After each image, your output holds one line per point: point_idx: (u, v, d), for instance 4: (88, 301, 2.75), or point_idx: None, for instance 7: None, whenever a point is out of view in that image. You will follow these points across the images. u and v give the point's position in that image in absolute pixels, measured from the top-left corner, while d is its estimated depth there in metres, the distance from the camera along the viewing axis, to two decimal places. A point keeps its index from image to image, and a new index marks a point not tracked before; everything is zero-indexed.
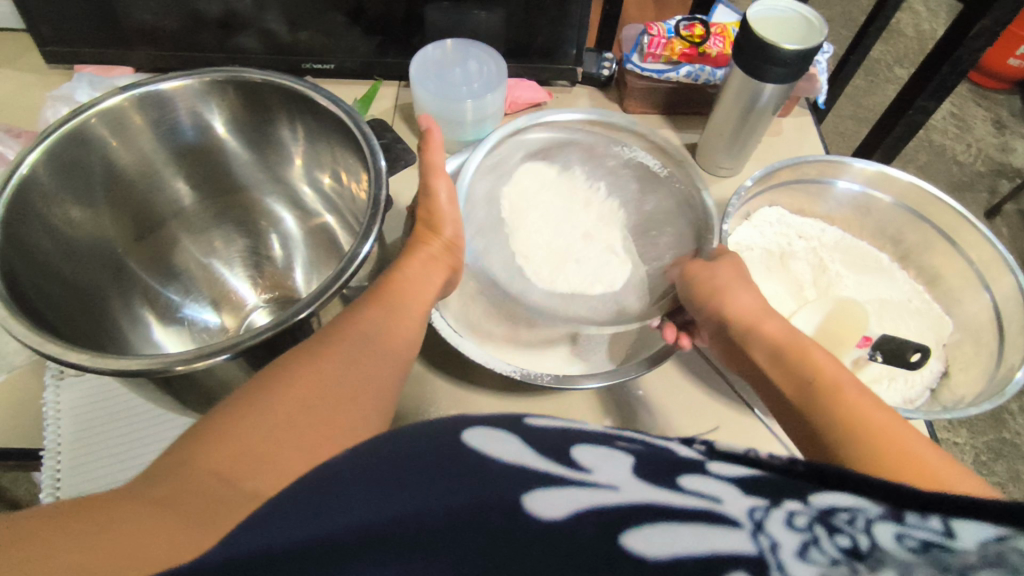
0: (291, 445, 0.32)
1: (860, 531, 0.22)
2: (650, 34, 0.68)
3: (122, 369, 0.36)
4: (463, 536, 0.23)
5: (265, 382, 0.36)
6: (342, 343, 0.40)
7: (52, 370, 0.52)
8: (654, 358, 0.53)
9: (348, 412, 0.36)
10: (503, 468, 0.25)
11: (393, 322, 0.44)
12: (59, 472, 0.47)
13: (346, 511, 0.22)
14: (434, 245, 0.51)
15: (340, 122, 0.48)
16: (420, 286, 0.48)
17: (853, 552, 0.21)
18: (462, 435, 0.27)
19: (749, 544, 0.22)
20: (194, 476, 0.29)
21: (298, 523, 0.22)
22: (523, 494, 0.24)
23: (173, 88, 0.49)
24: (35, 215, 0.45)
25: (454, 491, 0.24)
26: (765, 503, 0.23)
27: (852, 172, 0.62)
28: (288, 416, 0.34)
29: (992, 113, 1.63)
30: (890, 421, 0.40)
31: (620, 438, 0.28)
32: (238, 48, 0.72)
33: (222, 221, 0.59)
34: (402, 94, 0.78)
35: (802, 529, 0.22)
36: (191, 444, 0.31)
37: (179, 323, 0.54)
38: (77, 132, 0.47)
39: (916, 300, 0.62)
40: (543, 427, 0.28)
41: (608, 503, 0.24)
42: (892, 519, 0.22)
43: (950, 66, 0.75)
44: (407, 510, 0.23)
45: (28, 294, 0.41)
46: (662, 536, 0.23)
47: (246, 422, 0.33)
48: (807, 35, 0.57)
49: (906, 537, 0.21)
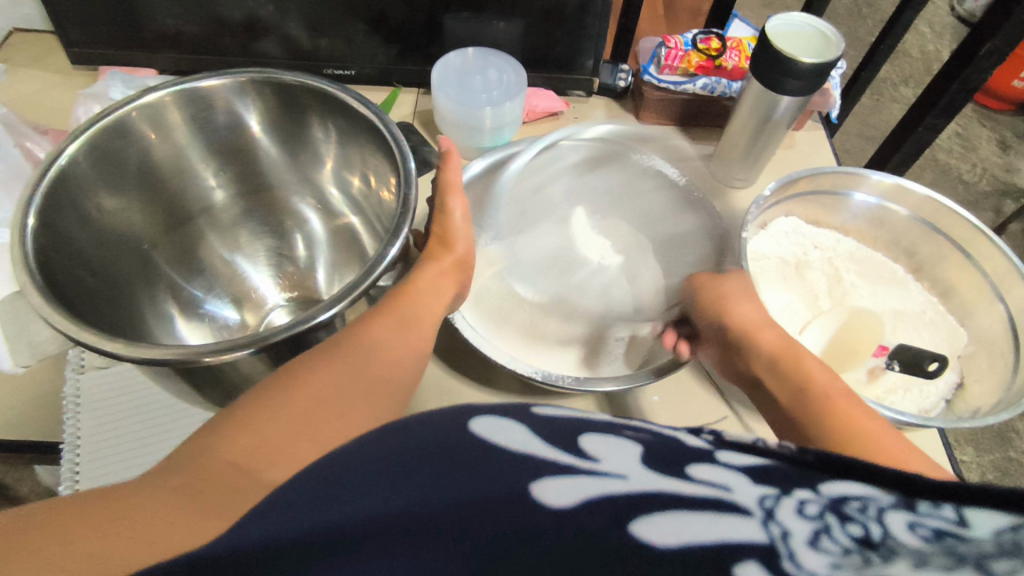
0: (308, 439, 0.32)
1: (872, 520, 0.20)
2: (668, 47, 0.69)
3: (152, 358, 0.36)
4: (473, 525, 0.22)
5: (274, 384, 0.36)
6: (351, 348, 0.40)
7: (72, 364, 0.52)
8: (659, 369, 0.53)
9: (362, 411, 0.36)
10: (510, 460, 0.24)
11: (407, 332, 0.44)
12: (78, 464, 0.47)
13: (358, 499, 0.22)
14: (449, 258, 0.52)
15: (371, 124, 0.49)
16: (434, 298, 0.49)
17: (866, 542, 0.20)
18: (470, 426, 0.25)
19: (760, 533, 0.21)
20: (215, 466, 0.29)
21: (315, 511, 0.22)
22: (530, 482, 0.23)
23: (210, 86, 0.50)
24: (72, 204, 0.46)
25: (460, 484, 0.23)
26: (774, 491, 0.22)
27: (869, 184, 0.63)
28: (304, 411, 0.34)
29: (997, 134, 1.65)
30: (879, 429, 0.41)
31: (628, 428, 0.26)
32: (261, 52, 0.73)
33: (250, 219, 0.60)
34: (420, 100, 0.79)
35: (812, 518, 0.21)
36: (213, 436, 0.32)
37: (201, 318, 0.55)
38: (118, 125, 0.48)
39: (931, 312, 0.62)
40: (551, 417, 0.27)
41: (615, 491, 0.23)
42: (904, 507, 0.20)
43: (960, 84, 0.76)
44: (418, 498, 0.22)
45: (63, 285, 0.42)
46: (673, 524, 0.22)
47: (263, 417, 0.32)
48: (824, 50, 0.58)
49: (920, 526, 0.19)
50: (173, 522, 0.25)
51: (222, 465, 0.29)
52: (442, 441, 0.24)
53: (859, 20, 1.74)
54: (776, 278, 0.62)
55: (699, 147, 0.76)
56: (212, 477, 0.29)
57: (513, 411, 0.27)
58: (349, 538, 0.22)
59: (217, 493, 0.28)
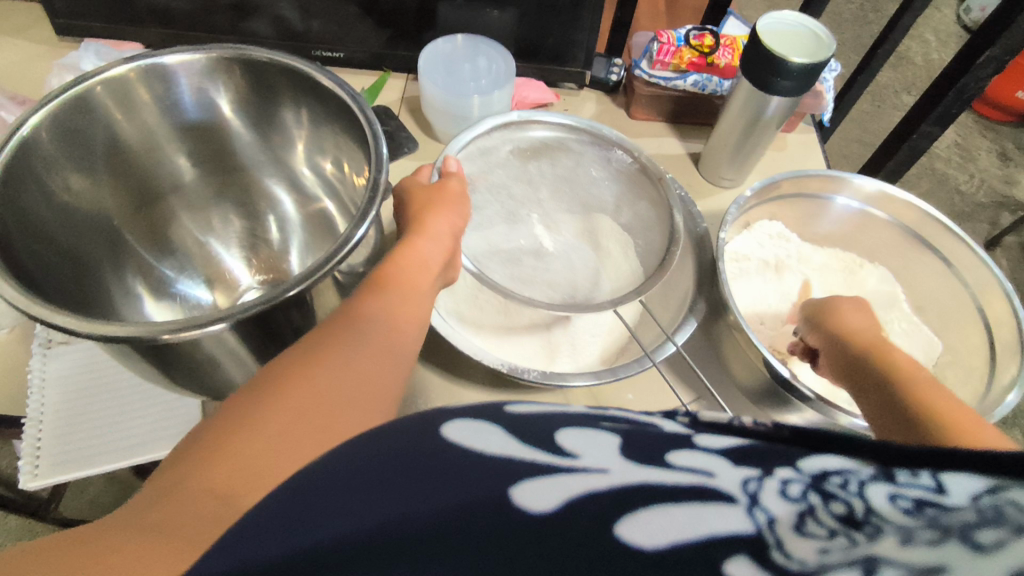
0: (291, 454, 0.29)
1: (853, 496, 0.19)
2: (659, 42, 0.68)
3: (106, 336, 0.36)
4: (456, 542, 0.21)
5: (256, 392, 0.33)
6: (337, 339, 0.38)
7: (40, 339, 0.51)
8: (597, 373, 0.52)
9: (347, 418, 0.33)
10: (487, 463, 0.23)
11: (400, 308, 0.43)
12: (40, 440, 0.47)
13: (325, 522, 0.20)
14: (430, 232, 0.50)
15: (344, 105, 0.48)
16: (421, 266, 0.47)
17: (850, 520, 0.19)
18: (441, 430, 0.24)
19: (746, 522, 0.20)
20: (184, 497, 0.26)
21: (275, 540, 0.20)
22: (511, 487, 0.22)
23: (179, 62, 0.49)
24: (35, 179, 0.45)
25: (442, 492, 0.22)
26: (756, 473, 0.21)
27: (852, 188, 0.63)
28: (284, 425, 0.31)
29: (997, 146, 1.64)
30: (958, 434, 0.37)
31: (605, 417, 0.25)
32: (251, 32, 0.72)
33: (222, 200, 0.59)
34: (410, 86, 0.78)
35: (796, 499, 0.20)
36: (183, 464, 0.29)
37: (171, 298, 0.56)
38: (81, 99, 0.47)
39: (908, 321, 0.61)
40: (525, 413, 0.26)
41: (598, 488, 0.22)
42: (884, 478, 0.19)
43: (955, 93, 0.76)
44: (392, 515, 0.21)
45: (21, 258, 0.41)
46: (656, 521, 0.21)
47: (244, 432, 0.30)
48: (815, 50, 0.58)
49: (901, 497, 0.18)
50: (133, 547, 0.23)
51: (198, 493, 0.26)
52: (414, 453, 0.23)
53: (863, 26, 1.73)
54: (743, 279, 0.61)
55: (687, 145, 0.75)
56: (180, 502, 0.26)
57: (482, 406, 0.26)
58: (321, 560, 0.20)
59: (197, 525, 0.25)
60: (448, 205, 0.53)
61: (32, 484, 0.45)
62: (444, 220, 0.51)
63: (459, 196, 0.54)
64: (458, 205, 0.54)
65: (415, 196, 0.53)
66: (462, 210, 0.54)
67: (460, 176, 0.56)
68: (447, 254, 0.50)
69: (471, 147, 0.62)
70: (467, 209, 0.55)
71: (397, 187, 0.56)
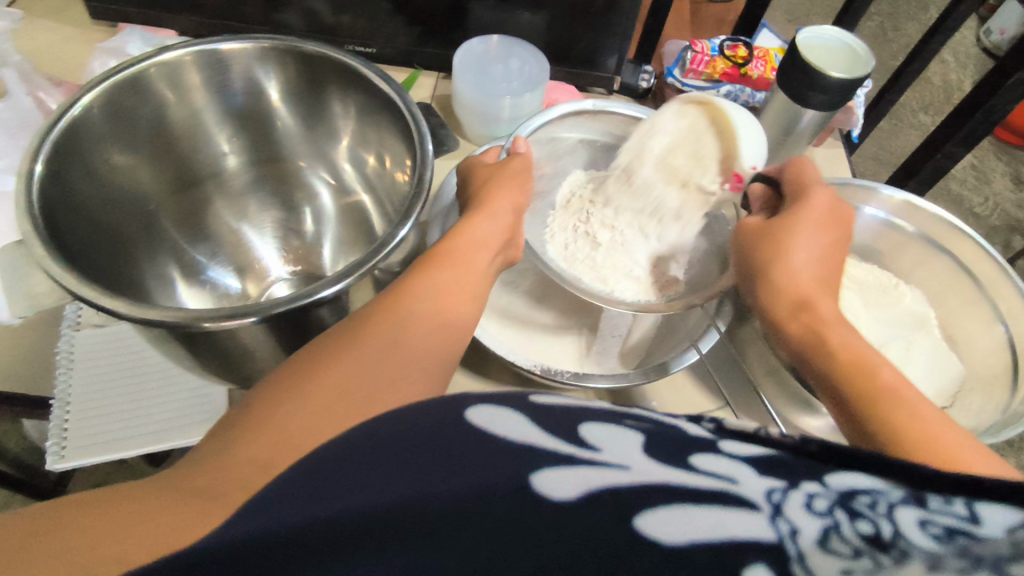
0: (345, 421, 0.29)
1: (882, 517, 0.18)
2: (694, 51, 0.68)
3: (151, 320, 0.36)
4: (472, 522, 0.21)
5: (281, 381, 0.32)
6: (392, 318, 0.37)
7: (69, 321, 0.52)
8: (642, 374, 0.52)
9: (394, 397, 0.32)
10: (505, 453, 0.21)
11: (450, 285, 0.41)
12: (67, 422, 0.47)
13: (346, 494, 0.20)
14: (490, 209, 0.49)
15: (390, 101, 0.48)
16: (482, 244, 0.46)
17: (876, 541, 0.18)
18: (468, 412, 0.22)
19: (768, 531, 0.20)
20: (226, 467, 0.26)
21: (303, 502, 0.20)
22: (532, 473, 0.21)
23: (231, 49, 0.49)
24: (81, 157, 0.45)
25: (456, 476, 0.21)
26: (781, 484, 0.20)
27: (879, 198, 0.64)
28: (325, 405, 0.30)
29: (1011, 169, 1.64)
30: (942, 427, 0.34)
31: (628, 415, 0.23)
32: (284, 23, 0.72)
33: (260, 189, 0.60)
34: (440, 85, 0.78)
35: (822, 514, 0.19)
36: (226, 434, 0.29)
37: (201, 285, 0.56)
38: (135, 80, 0.47)
39: (933, 341, 0.60)
40: (549, 404, 0.23)
41: (618, 484, 0.21)
42: (915, 503, 0.18)
43: (983, 114, 0.75)
44: (413, 492, 0.20)
45: (65, 238, 0.41)
46: (679, 519, 0.20)
47: (288, 408, 0.29)
48: (852, 66, 0.58)
49: (931, 524, 0.17)
50: (167, 510, 0.23)
51: (229, 464, 0.26)
52: (434, 437, 0.21)
53: (883, 44, 1.74)
54: None
55: None
56: (225, 469, 0.26)
57: (504, 393, 0.24)
58: (334, 530, 0.20)
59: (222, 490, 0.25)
60: (511, 179, 0.52)
61: (57, 465, 0.45)
62: (506, 197, 0.51)
63: (523, 172, 0.53)
64: (519, 179, 0.53)
65: (483, 178, 0.53)
66: (525, 185, 0.53)
67: (528, 155, 0.56)
68: (507, 232, 0.49)
69: (540, 134, 0.64)
70: (530, 184, 0.54)
71: (462, 167, 0.56)
